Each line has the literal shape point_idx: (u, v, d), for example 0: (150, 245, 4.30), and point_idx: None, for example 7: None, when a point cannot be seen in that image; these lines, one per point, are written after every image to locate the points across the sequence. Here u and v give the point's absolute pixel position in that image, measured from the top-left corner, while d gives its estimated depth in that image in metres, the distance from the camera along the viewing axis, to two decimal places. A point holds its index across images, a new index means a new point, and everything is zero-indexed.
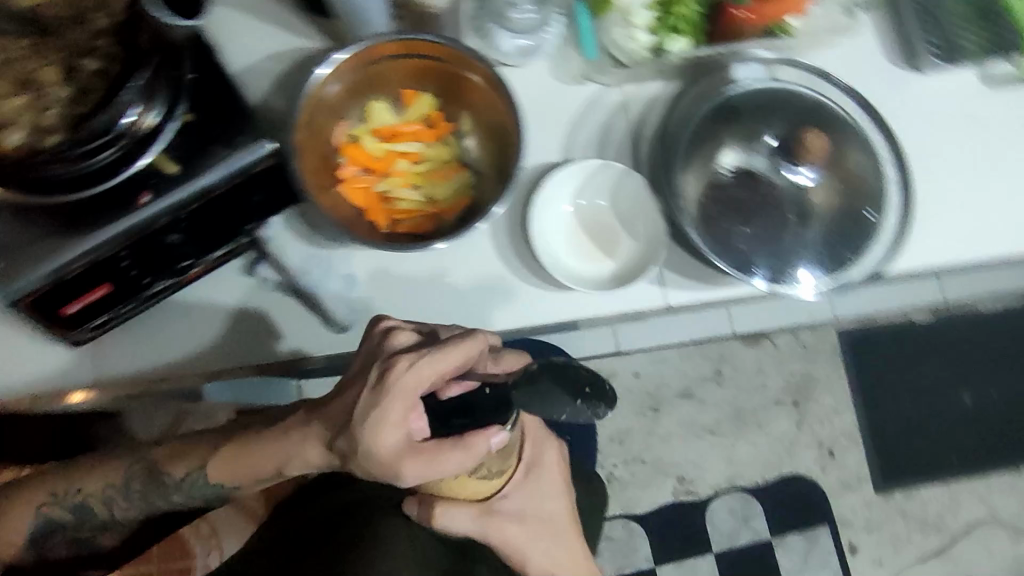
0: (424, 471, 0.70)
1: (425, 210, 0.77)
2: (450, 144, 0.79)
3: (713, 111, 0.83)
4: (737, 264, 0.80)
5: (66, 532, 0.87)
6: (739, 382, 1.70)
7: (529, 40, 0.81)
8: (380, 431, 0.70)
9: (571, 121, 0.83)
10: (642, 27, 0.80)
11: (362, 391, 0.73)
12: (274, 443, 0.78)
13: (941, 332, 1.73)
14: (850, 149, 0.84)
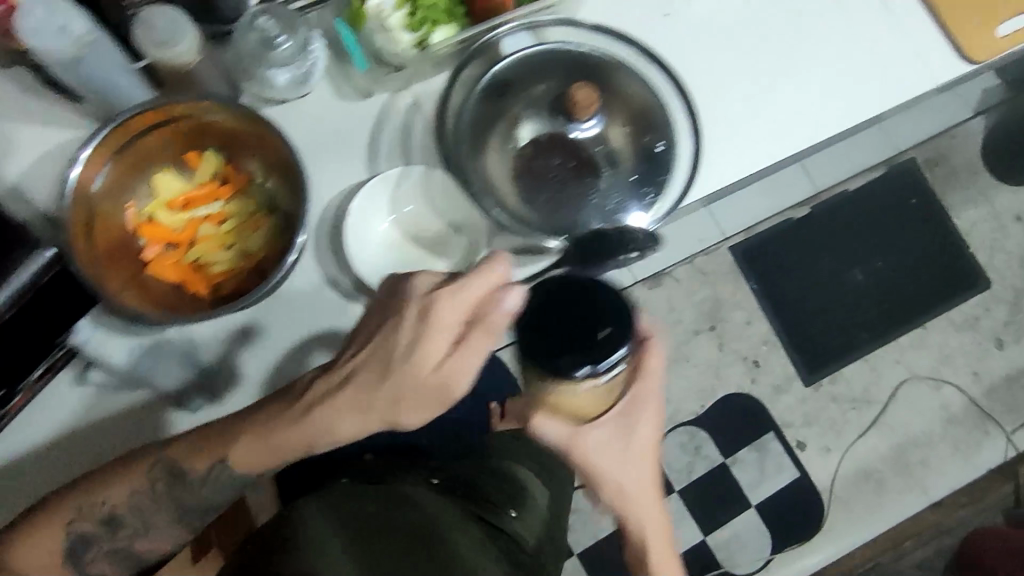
0: (454, 370, 0.73)
1: (239, 266, 0.77)
2: (249, 194, 0.79)
3: (487, 90, 0.83)
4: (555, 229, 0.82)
5: (103, 545, 0.83)
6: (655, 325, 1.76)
7: (296, 69, 0.78)
8: (421, 350, 0.73)
9: (369, 142, 0.84)
10: (398, 29, 0.77)
11: (404, 322, 0.74)
12: (295, 423, 0.78)
13: (815, 221, 1.87)
14: (626, 82, 0.83)
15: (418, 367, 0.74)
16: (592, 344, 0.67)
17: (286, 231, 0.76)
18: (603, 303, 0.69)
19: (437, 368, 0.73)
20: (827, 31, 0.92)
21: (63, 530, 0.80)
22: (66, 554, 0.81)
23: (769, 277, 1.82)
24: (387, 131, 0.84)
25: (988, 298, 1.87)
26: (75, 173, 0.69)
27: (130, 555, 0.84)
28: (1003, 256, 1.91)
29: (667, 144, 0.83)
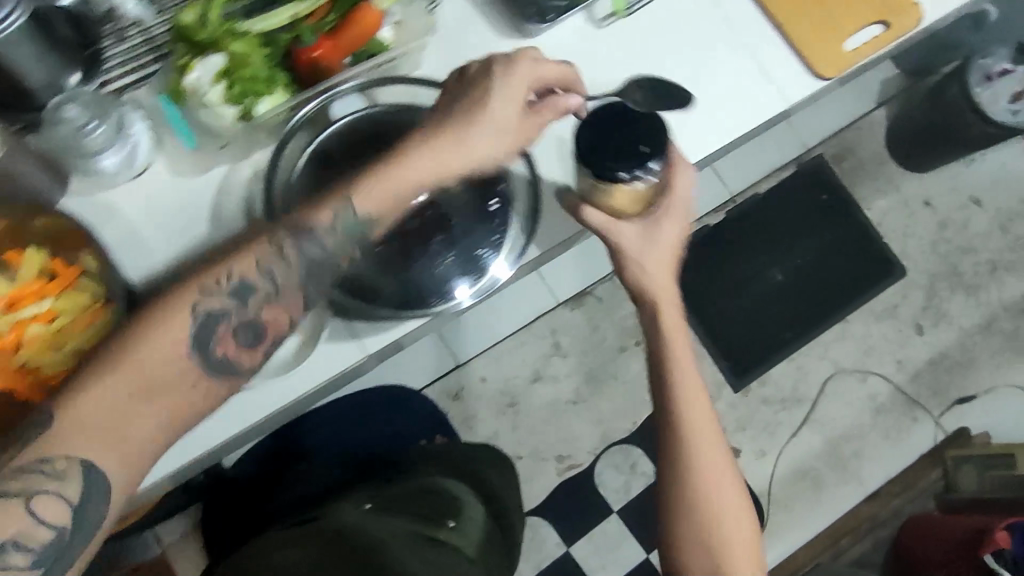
0: (487, 145, 0.77)
1: (62, 368, 0.73)
2: (84, 286, 0.73)
3: (313, 163, 0.78)
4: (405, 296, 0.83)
5: (234, 317, 0.72)
6: (581, 346, 1.73)
7: (121, 151, 0.77)
8: (488, 107, 0.76)
9: (206, 220, 0.80)
10: (218, 103, 0.75)
11: (459, 98, 0.78)
12: (407, 162, 0.76)
13: (731, 225, 1.88)
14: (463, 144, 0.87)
15: (492, 126, 0.77)
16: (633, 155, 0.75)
17: (103, 336, 0.70)
18: (629, 137, 0.75)
19: (503, 126, 0.77)
20: (670, 65, 0.95)
21: (186, 309, 0.70)
22: (196, 340, 0.71)
23: (689, 286, 1.83)
24: (223, 207, 0.80)
25: (903, 285, 1.91)
26: None
27: (260, 330, 0.74)
28: (916, 241, 1.94)
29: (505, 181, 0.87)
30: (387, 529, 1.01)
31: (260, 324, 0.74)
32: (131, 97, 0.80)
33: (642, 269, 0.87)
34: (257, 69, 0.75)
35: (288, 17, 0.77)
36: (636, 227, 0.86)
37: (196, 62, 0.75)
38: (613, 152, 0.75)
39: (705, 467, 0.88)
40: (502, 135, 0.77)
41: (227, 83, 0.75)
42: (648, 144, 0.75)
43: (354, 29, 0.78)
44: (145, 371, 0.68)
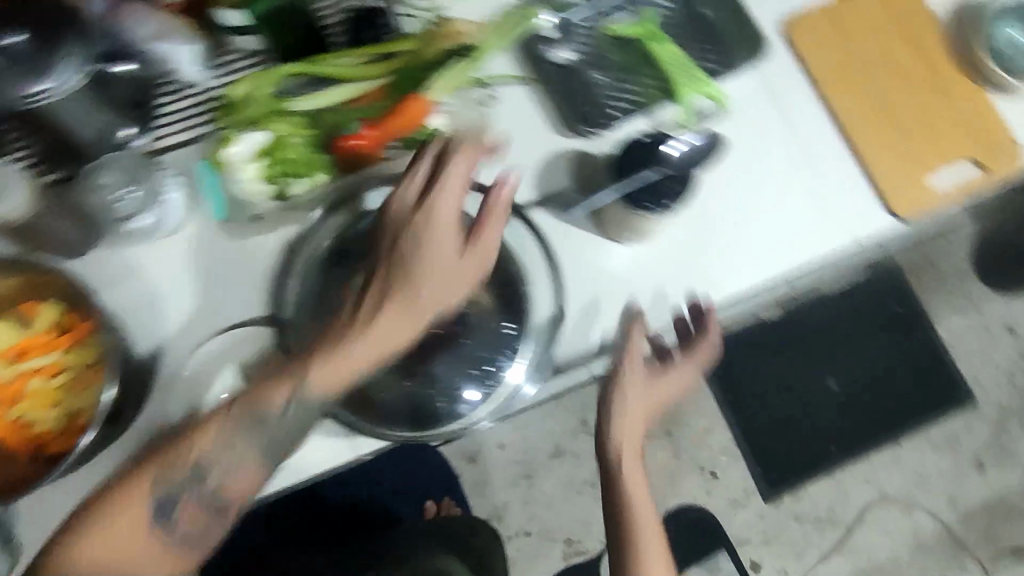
0: (449, 283, 0.68)
1: (53, 433, 0.72)
2: (89, 348, 0.73)
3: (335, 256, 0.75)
4: (408, 407, 0.77)
5: (200, 489, 0.66)
6: None
7: (147, 218, 0.76)
8: (415, 248, 0.67)
9: (213, 288, 0.77)
10: (253, 178, 0.73)
11: (391, 233, 0.69)
12: (395, 318, 0.67)
13: (788, 322, 1.76)
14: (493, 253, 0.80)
15: (419, 266, 0.68)
16: (658, 192, 0.74)
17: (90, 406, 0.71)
18: (658, 175, 0.75)
19: (420, 274, 0.68)
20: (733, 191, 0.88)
21: (135, 507, 0.65)
22: (152, 531, 0.65)
23: (733, 383, 1.71)
24: (238, 278, 0.77)
25: (970, 416, 1.75)
26: None
27: (228, 504, 0.67)
28: (991, 369, 1.78)
29: (529, 283, 0.80)
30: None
31: (180, 515, 0.66)
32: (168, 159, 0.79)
33: (623, 407, 0.80)
34: (298, 151, 0.74)
35: (338, 99, 0.76)
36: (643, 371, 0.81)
37: (237, 137, 0.73)
38: (641, 184, 0.75)
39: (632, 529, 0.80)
40: (437, 273, 0.68)
41: (266, 161, 0.73)
42: (681, 186, 0.74)
43: (401, 120, 0.75)
44: (121, 535, 0.64)
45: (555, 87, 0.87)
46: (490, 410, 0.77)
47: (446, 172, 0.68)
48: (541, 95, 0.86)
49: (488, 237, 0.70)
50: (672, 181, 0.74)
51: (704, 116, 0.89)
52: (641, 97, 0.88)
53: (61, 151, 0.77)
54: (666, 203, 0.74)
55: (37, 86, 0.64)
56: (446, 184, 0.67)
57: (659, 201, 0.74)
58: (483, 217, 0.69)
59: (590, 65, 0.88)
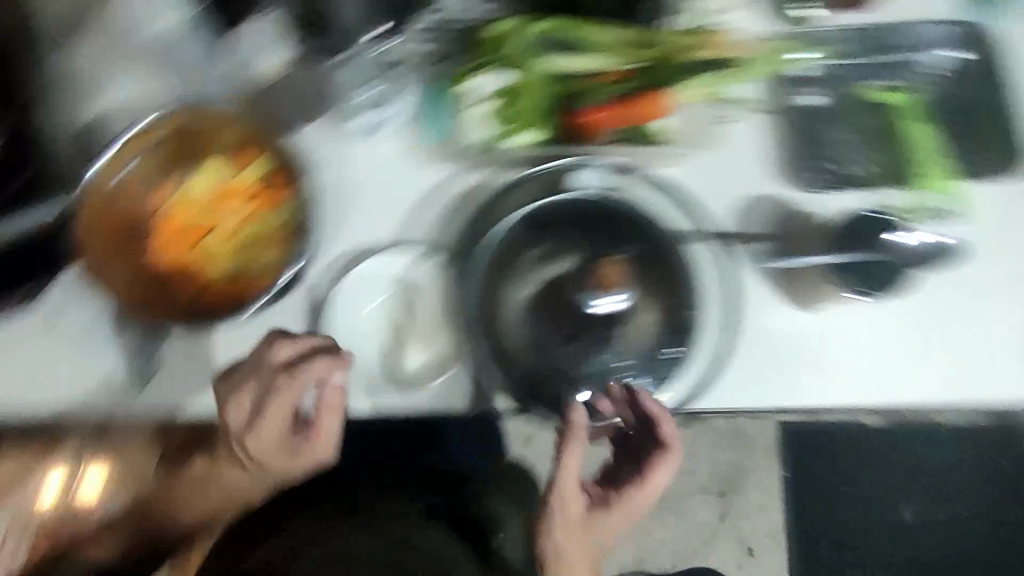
0: (287, 461, 0.73)
1: (230, 284, 0.73)
2: (279, 212, 0.74)
3: (528, 220, 0.77)
4: (533, 387, 0.75)
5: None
6: None
7: (375, 115, 0.77)
8: (252, 437, 0.71)
9: (410, 207, 0.78)
10: (484, 116, 0.77)
11: (262, 394, 0.70)
12: (242, 484, 0.77)
13: (911, 443, 1.41)
14: (678, 277, 0.75)
15: (271, 458, 0.73)
16: (872, 272, 0.72)
17: (269, 270, 0.73)
18: (880, 257, 0.72)
19: (276, 454, 0.73)
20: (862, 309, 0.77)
21: None
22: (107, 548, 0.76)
23: (817, 482, 1.40)
24: (433, 206, 0.78)
25: None
26: (105, 159, 0.71)
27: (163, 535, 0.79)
28: None
29: (698, 310, 0.74)
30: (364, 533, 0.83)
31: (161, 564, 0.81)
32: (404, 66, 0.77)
33: (563, 548, 0.77)
34: (534, 104, 0.76)
35: (588, 66, 0.75)
36: (585, 509, 0.78)
37: (486, 73, 0.77)
38: (860, 256, 0.73)
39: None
40: (276, 448, 0.72)
41: (502, 104, 0.77)
42: (894, 275, 0.72)
43: (634, 110, 0.76)
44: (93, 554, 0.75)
45: (794, 129, 0.81)
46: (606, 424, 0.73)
47: (279, 380, 0.69)
48: (778, 128, 0.81)
49: (304, 451, 0.73)
50: (889, 267, 0.72)
51: (937, 219, 0.79)
52: (874, 171, 0.82)
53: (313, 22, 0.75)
54: (874, 286, 0.72)
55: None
56: (307, 375, 0.69)
57: (867, 283, 0.72)
58: (319, 423, 0.71)
59: (833, 122, 0.84)
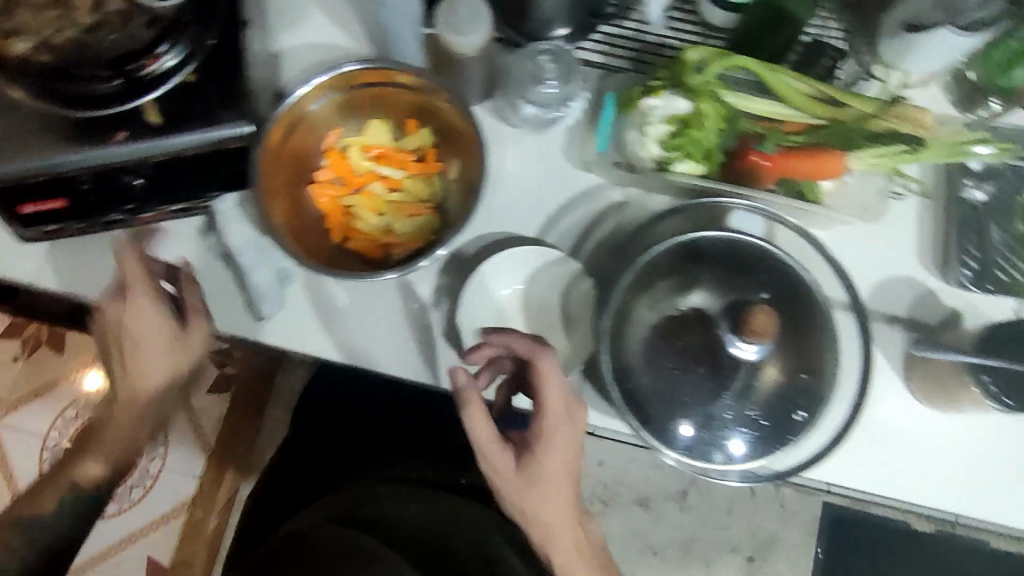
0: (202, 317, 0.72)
1: (378, 237, 0.77)
2: (432, 183, 0.79)
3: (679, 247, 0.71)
4: (643, 416, 0.70)
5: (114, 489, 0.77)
6: (701, 515, 1.56)
7: (545, 112, 0.76)
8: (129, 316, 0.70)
9: (556, 204, 0.80)
10: (654, 138, 0.73)
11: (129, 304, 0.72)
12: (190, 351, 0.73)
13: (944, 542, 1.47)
14: (817, 340, 0.71)
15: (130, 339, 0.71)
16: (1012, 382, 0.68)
17: (417, 239, 0.77)
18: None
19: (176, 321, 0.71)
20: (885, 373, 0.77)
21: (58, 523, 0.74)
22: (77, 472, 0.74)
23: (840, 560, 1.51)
24: (580, 209, 0.80)
25: None
26: (302, 92, 0.72)
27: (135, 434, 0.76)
28: None
29: (828, 380, 0.71)
30: (404, 499, 0.90)
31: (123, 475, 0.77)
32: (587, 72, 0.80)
33: (525, 508, 0.67)
34: (707, 138, 0.72)
35: (767, 112, 0.74)
36: (515, 462, 0.67)
37: (663, 93, 0.73)
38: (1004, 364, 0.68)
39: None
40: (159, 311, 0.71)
41: (676, 130, 0.73)
42: None
43: (808, 166, 0.72)
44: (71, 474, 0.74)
45: (954, 220, 0.78)
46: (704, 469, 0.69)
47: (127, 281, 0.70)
48: (933, 214, 0.80)
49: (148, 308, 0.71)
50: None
51: None
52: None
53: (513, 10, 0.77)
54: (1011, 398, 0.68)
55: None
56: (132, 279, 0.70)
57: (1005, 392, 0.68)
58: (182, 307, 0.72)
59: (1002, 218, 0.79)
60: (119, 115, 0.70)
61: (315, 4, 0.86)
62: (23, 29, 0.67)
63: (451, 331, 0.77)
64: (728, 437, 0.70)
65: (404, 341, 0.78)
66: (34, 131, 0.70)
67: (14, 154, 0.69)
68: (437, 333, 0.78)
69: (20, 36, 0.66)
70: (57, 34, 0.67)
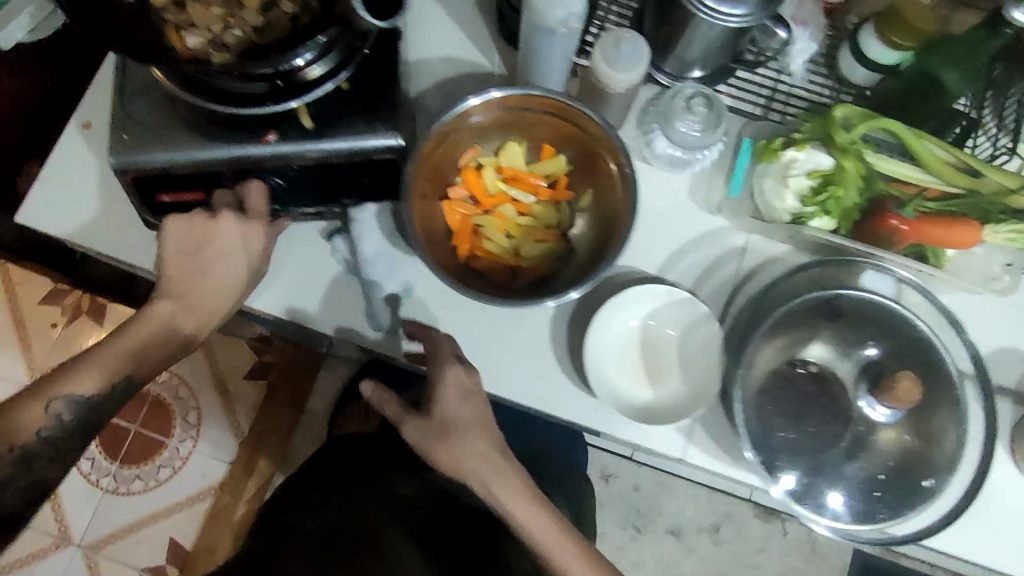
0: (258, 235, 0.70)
1: (505, 259, 0.77)
2: (560, 210, 0.79)
3: (818, 301, 0.72)
4: (764, 459, 0.69)
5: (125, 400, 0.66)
6: (732, 550, 1.55)
7: (683, 154, 0.77)
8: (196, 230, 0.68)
9: (681, 245, 0.81)
10: (793, 191, 0.74)
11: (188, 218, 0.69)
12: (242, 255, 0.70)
13: None
14: (941, 414, 0.70)
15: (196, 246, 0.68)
16: None
17: (541, 267, 0.77)
18: None
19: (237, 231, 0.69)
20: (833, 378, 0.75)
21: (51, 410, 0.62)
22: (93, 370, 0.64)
23: None
24: (703, 252, 0.80)
25: None
26: (468, 103, 0.72)
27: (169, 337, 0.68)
28: None
29: (951, 455, 0.69)
30: (411, 481, 0.81)
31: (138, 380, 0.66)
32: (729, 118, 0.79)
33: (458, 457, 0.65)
34: (848, 197, 0.73)
35: (903, 174, 0.75)
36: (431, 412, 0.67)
37: (806, 147, 0.74)
38: None
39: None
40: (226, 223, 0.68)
41: (816, 185, 0.74)
42: None
43: (947, 234, 0.72)
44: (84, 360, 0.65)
45: None
46: (803, 515, 0.68)
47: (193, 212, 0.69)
48: None
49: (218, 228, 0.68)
50: None
51: None
52: None
53: (665, 46, 0.80)
54: None
55: (713, 2, 0.71)
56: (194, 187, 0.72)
57: None
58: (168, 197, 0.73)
59: None
60: (272, 115, 0.70)
61: (451, 17, 0.86)
62: (194, 24, 0.67)
63: (568, 361, 0.76)
64: (831, 487, 0.70)
65: (513, 368, 0.75)
66: (186, 124, 0.70)
67: (166, 144, 0.70)
68: (550, 362, 0.75)
69: (193, 31, 0.67)
70: (226, 32, 0.67)
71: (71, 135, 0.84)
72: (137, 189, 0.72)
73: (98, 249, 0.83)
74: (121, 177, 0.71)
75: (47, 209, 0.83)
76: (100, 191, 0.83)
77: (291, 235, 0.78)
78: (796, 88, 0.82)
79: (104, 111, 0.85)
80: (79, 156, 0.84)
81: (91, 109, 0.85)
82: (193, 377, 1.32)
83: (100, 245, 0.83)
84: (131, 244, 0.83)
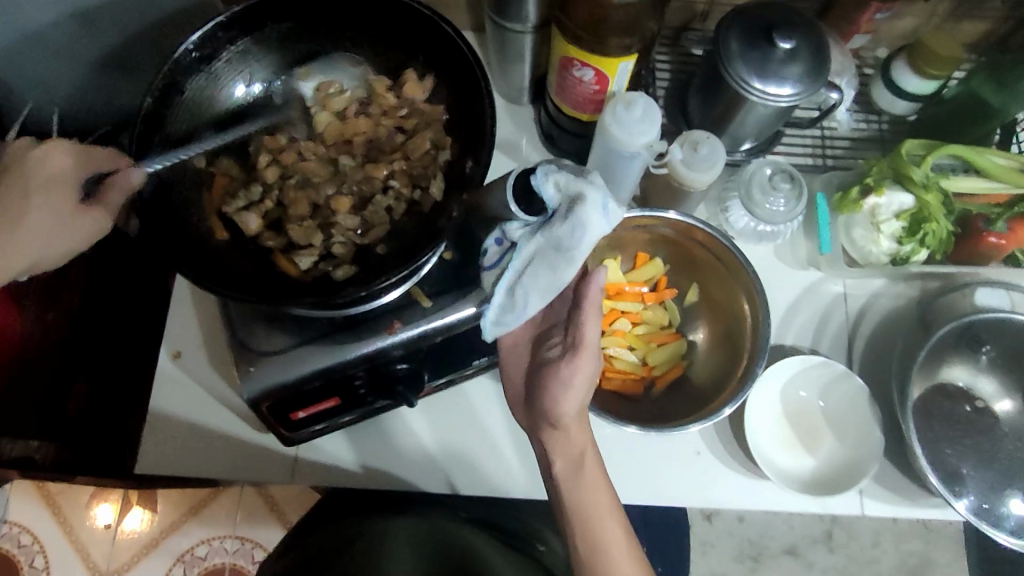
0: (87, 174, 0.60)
1: (637, 373, 0.78)
2: (667, 309, 0.81)
3: (957, 332, 0.77)
4: (945, 478, 0.72)
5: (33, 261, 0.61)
6: (852, 553, 1.30)
7: (769, 226, 0.81)
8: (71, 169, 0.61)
9: (787, 307, 0.82)
10: (887, 234, 0.78)
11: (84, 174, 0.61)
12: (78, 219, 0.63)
13: None
14: None
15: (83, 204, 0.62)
16: None
17: (671, 366, 0.79)
18: None
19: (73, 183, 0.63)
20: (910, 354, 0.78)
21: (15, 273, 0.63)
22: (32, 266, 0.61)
23: None
24: (809, 309, 0.82)
25: None
26: None
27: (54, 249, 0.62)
28: None
29: None
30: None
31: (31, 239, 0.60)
32: (803, 182, 0.78)
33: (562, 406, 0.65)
34: (940, 228, 0.76)
35: (970, 188, 0.78)
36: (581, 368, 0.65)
37: (885, 189, 0.78)
38: None
39: (583, 495, 0.66)
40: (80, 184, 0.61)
41: (908, 224, 0.78)
42: None
43: None
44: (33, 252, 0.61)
45: None
46: (995, 527, 0.71)
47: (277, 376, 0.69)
48: None
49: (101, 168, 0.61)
50: None
51: None
52: None
53: (715, 126, 0.83)
54: None
55: (760, 84, 0.73)
56: (298, 361, 0.69)
57: None
58: (302, 412, 0.74)
59: None
60: (389, 307, 0.71)
61: (500, 152, 0.89)
62: (298, 244, 0.68)
63: (730, 454, 0.77)
64: (1009, 495, 0.73)
65: (673, 472, 0.77)
66: (307, 337, 0.70)
67: (291, 363, 0.69)
68: (713, 459, 0.77)
69: (302, 252, 0.67)
70: (330, 242, 0.68)
71: (166, 368, 0.83)
72: (273, 413, 0.72)
73: (215, 470, 0.80)
74: (255, 408, 0.71)
75: (160, 447, 0.80)
76: (208, 414, 0.82)
77: (442, 404, 0.83)
78: (842, 135, 0.88)
79: (191, 336, 0.84)
80: (178, 386, 0.82)
81: (181, 338, 0.84)
82: (266, 539, 1.30)
83: (224, 466, 0.80)
84: (255, 457, 0.81)
